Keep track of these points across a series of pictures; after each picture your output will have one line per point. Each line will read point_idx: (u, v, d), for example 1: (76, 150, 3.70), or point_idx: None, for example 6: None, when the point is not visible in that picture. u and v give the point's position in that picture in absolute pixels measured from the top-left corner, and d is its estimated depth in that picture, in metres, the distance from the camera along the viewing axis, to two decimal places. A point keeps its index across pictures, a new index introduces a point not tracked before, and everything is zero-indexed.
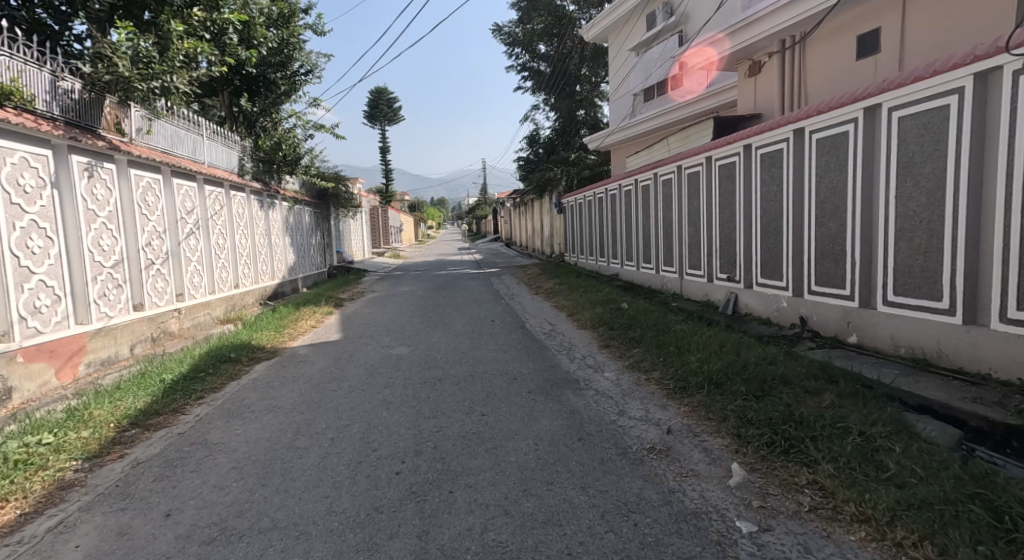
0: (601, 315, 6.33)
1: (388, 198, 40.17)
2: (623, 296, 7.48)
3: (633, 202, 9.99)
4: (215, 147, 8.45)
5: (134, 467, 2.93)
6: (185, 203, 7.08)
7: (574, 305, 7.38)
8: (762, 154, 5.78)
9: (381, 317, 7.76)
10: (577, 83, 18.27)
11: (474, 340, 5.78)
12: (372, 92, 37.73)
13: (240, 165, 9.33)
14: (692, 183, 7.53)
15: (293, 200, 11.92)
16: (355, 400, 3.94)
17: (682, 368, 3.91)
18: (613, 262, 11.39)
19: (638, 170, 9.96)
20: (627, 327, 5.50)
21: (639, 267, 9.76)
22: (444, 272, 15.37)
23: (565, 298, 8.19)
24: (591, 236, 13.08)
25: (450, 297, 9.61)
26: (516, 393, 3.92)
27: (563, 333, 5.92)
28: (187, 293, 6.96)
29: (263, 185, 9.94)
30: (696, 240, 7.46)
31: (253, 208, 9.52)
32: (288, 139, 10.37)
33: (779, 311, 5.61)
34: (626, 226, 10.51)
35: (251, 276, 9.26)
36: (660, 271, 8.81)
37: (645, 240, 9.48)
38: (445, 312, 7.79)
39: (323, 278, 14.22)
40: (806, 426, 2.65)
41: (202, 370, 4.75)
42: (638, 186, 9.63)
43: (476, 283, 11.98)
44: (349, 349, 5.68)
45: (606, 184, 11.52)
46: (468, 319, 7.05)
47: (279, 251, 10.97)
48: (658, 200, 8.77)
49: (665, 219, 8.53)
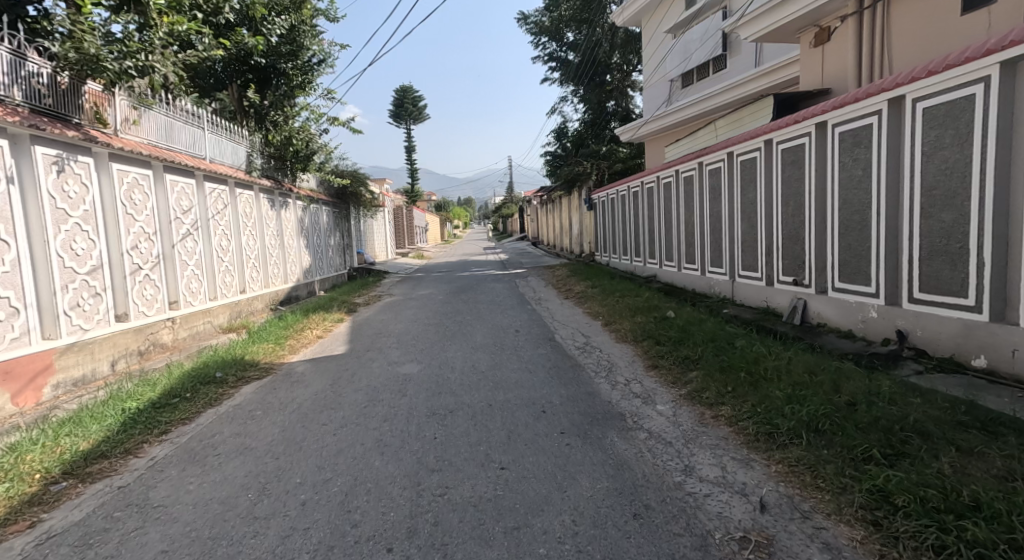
0: (644, 328, 5.43)
1: (414, 199, 39.79)
2: (667, 302, 6.54)
3: (673, 196, 9.04)
4: (217, 142, 7.90)
5: (39, 545, 2.22)
6: (181, 201, 6.51)
7: (611, 313, 6.49)
8: (842, 132, 4.80)
9: (395, 325, 7.05)
10: (607, 73, 17.27)
11: (495, 356, 4.97)
12: (396, 91, 37.37)
13: (248, 161, 8.80)
14: (747, 171, 6.55)
15: (309, 199, 11.38)
16: (346, 440, 3.18)
17: (759, 403, 3.01)
18: (650, 262, 10.42)
19: (678, 160, 9.01)
20: (677, 343, 4.60)
21: (681, 268, 8.80)
22: (467, 273, 14.61)
23: (599, 304, 7.29)
24: (625, 234, 12.13)
25: (471, 302, 8.83)
26: (544, 435, 3.09)
27: (600, 349, 5.05)
28: (182, 300, 6.39)
29: (273, 182, 9.44)
30: (752, 237, 6.47)
31: (262, 207, 8.98)
32: (299, 134, 9.78)
33: (865, 322, 4.63)
34: (665, 223, 9.52)
35: (259, 280, 8.72)
36: (706, 273, 7.81)
37: (688, 238, 8.50)
38: (466, 320, 7.00)
39: (341, 280, 13.64)
40: (995, 521, 1.74)
41: (176, 396, 4.05)
42: (679, 177, 8.66)
43: (501, 285, 11.18)
44: (352, 367, 4.95)
45: (643, 177, 10.55)
46: (491, 329, 6.25)
47: (293, 253, 10.42)
48: (704, 192, 7.79)
49: (713, 214, 7.54)
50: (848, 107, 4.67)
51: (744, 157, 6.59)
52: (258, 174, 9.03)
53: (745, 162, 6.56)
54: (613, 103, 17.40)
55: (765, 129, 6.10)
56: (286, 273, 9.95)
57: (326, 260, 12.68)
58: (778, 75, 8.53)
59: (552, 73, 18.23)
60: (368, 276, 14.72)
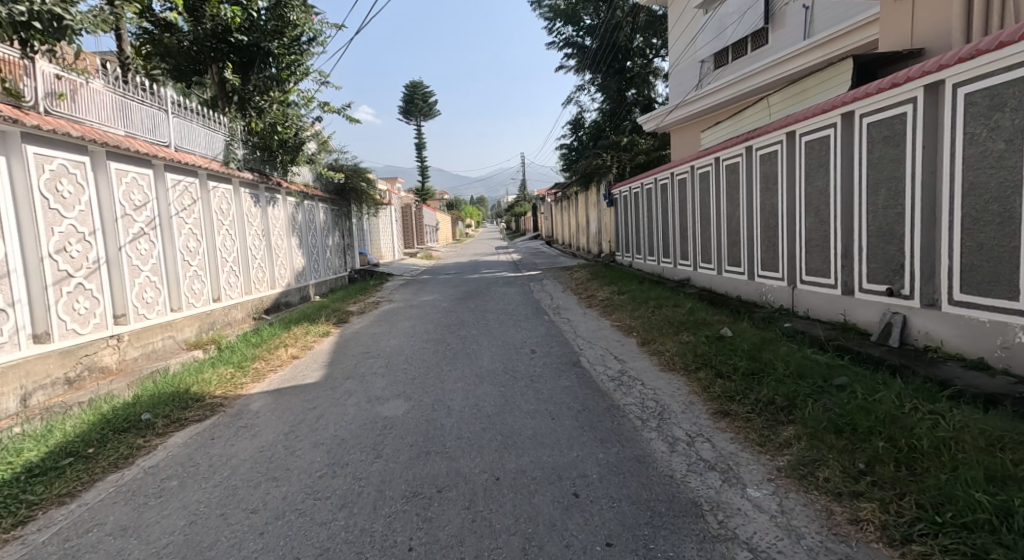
0: (695, 352, 4.27)
1: (424, 197, 38.93)
2: (716, 315, 5.36)
3: (712, 187, 7.84)
4: (186, 128, 6.90)
5: None
6: (131, 195, 5.49)
7: (649, 328, 5.34)
8: (969, 94, 3.58)
9: (388, 341, 5.99)
10: (628, 60, 16.07)
11: (506, 392, 3.84)
12: (408, 86, 36.61)
13: (227, 151, 7.86)
14: (815, 154, 5.34)
15: (302, 195, 10.39)
16: (275, 551, 2.07)
17: (938, 508, 1.83)
18: (682, 264, 9.25)
19: (716, 146, 7.83)
20: (750, 378, 3.44)
21: (723, 271, 7.61)
22: (477, 275, 13.51)
23: (630, 317, 6.13)
24: (651, 233, 10.96)
25: (479, 311, 7.72)
26: (580, 551, 1.94)
27: (642, 381, 3.91)
28: (132, 313, 5.37)
29: (257, 175, 8.48)
30: (822, 235, 5.27)
31: (242, 204, 7.99)
32: (286, 121, 8.78)
33: (1008, 349, 3.43)
34: (702, 220, 8.33)
35: (238, 284, 7.73)
36: (758, 278, 6.63)
37: (732, 238, 7.31)
38: (472, 336, 5.91)
39: (341, 284, 12.66)
40: None
41: (71, 454, 2.97)
42: (721, 165, 7.45)
43: (512, 289, 10.08)
44: (321, 406, 3.85)
45: (673, 167, 9.35)
46: (502, 350, 5.13)
47: (282, 254, 9.43)
48: (754, 182, 6.59)
49: (768, 208, 6.33)
50: (982, 57, 3.45)
51: (810, 137, 5.38)
52: (241, 168, 8.12)
53: (814, 144, 5.35)
54: (635, 92, 16.21)
55: (842, 99, 4.90)
56: (272, 276, 8.95)
57: (323, 262, 11.69)
58: (834, 47, 7.34)
59: (568, 60, 17.04)
60: (370, 279, 13.70)
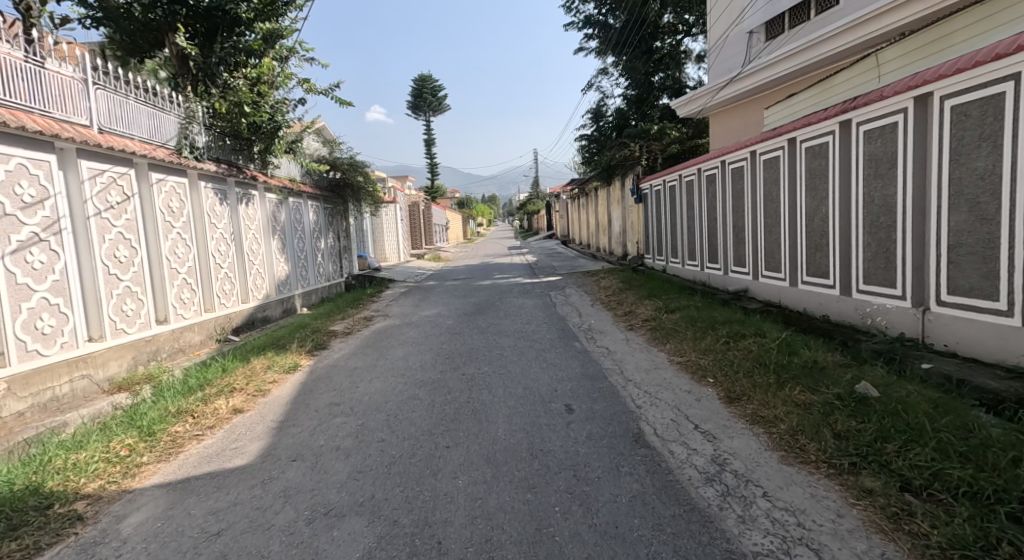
0: (832, 428, 2.71)
1: (434, 195, 37.56)
2: (829, 354, 3.78)
3: (784, 177, 6.27)
4: (120, 106, 5.43)
5: None
6: (19, 189, 4.03)
7: (734, 375, 3.78)
8: None
9: (371, 382, 4.50)
10: (655, 40, 14.76)
11: (538, 511, 2.31)
12: (416, 80, 35.26)
13: (184, 136, 6.46)
14: (973, 124, 3.76)
15: (285, 191, 8.97)
16: None
17: None
18: (737, 272, 7.68)
19: (788, 127, 6.24)
20: (990, 513, 1.88)
21: (801, 282, 6.05)
22: (490, 281, 12.02)
23: (694, 350, 4.56)
24: (692, 233, 9.38)
25: (491, 332, 6.23)
26: None
27: (765, 490, 2.34)
28: (15, 351, 3.90)
29: (223, 167, 7.06)
30: (985, 239, 3.71)
31: (202, 201, 6.57)
32: (261, 101, 7.35)
33: None
34: (768, 218, 6.74)
35: (195, 300, 6.31)
36: (859, 294, 5.06)
37: (815, 241, 5.73)
38: (482, 377, 4.39)
39: (335, 292, 11.26)
40: None
41: None
42: (802, 150, 5.86)
43: (530, 301, 8.55)
44: (233, 527, 2.35)
45: (725, 154, 7.76)
46: (526, 408, 3.59)
47: (258, 260, 8.02)
48: (855, 168, 5.02)
49: (878, 202, 4.75)
50: None
51: (966, 100, 3.78)
52: (201, 158, 6.72)
53: (971, 108, 3.75)
54: (662, 75, 14.87)
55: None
56: (243, 288, 7.54)
57: (312, 268, 10.25)
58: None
59: (588, 41, 15.45)
60: (369, 286, 12.29)
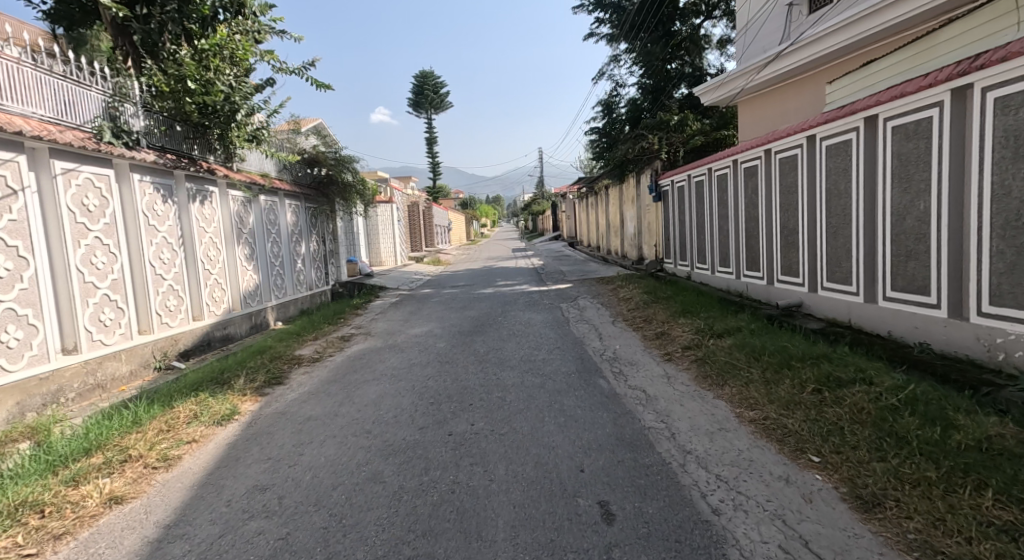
0: None
1: (434, 196, 36.46)
2: (996, 421, 2.51)
3: (859, 167, 5.01)
4: (8, 75, 4.22)
5: None
6: None
7: (853, 455, 2.50)
8: None
9: (323, 445, 3.27)
10: (674, 23, 13.49)
11: None
12: (417, 75, 33.99)
13: (111, 118, 5.23)
14: None
15: (253, 187, 7.75)
16: None
17: None
18: (788, 283, 6.42)
19: (863, 103, 4.97)
20: None
21: (884, 299, 4.79)
22: (492, 288, 10.80)
23: (768, 401, 3.30)
24: (724, 236, 8.10)
25: (490, 361, 4.99)
26: None
27: None
28: None
29: (166, 157, 5.83)
30: None
31: (136, 198, 5.34)
32: (216, 78, 6.12)
33: None
34: (832, 219, 5.48)
35: (123, 321, 5.07)
36: (984, 319, 3.81)
37: (906, 247, 4.47)
38: (478, 442, 3.15)
39: (318, 303, 10.06)
40: None
41: None
42: (889, 131, 4.61)
43: (537, 315, 7.30)
44: None
45: (772, 142, 6.50)
46: (540, 511, 2.35)
47: (217, 268, 6.79)
48: (979, 149, 3.77)
49: (1018, 194, 3.51)
50: None
51: None
52: (137, 144, 5.51)
53: None
54: (679, 63, 13.73)
55: None
56: (195, 303, 6.32)
57: (290, 276, 9.02)
58: None
59: (599, 26, 14.22)
60: (358, 295, 11.08)
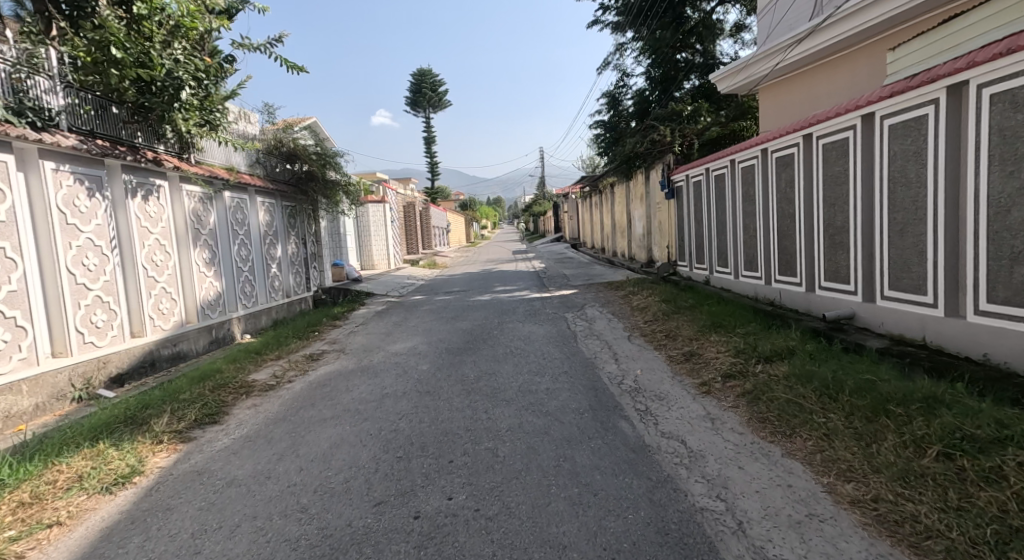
0: None
1: (433, 197, 35.57)
2: None
3: (938, 149, 4.02)
4: None
5: None
6: None
7: None
8: None
9: (232, 535, 2.28)
10: (685, 7, 12.35)
11: None
12: (416, 73, 33.16)
13: (15, 93, 4.28)
14: None
15: (214, 182, 6.77)
16: None
17: None
18: (834, 290, 5.43)
19: (944, 68, 3.98)
20: None
21: (975, 313, 3.79)
22: (489, 295, 9.82)
23: (870, 469, 2.31)
24: (750, 236, 7.10)
25: (480, 392, 3.99)
26: None
27: None
28: None
29: (92, 142, 4.86)
30: None
31: (48, 191, 4.37)
32: (155, 50, 5.16)
33: None
34: (899, 214, 4.48)
35: (25, 343, 4.12)
36: None
37: (1012, 248, 3.48)
38: (453, 534, 2.16)
39: (296, 312, 9.09)
40: None
41: None
42: (984, 100, 3.62)
43: (540, 328, 6.31)
44: None
45: (814, 125, 5.50)
46: None
47: (165, 275, 5.82)
48: None
49: None
50: None
51: None
52: (53, 125, 4.56)
53: None
54: (689, 52, 12.80)
55: None
56: (135, 317, 5.35)
57: (261, 282, 8.03)
58: None
59: (605, 13, 13.34)
60: (343, 302, 10.11)
